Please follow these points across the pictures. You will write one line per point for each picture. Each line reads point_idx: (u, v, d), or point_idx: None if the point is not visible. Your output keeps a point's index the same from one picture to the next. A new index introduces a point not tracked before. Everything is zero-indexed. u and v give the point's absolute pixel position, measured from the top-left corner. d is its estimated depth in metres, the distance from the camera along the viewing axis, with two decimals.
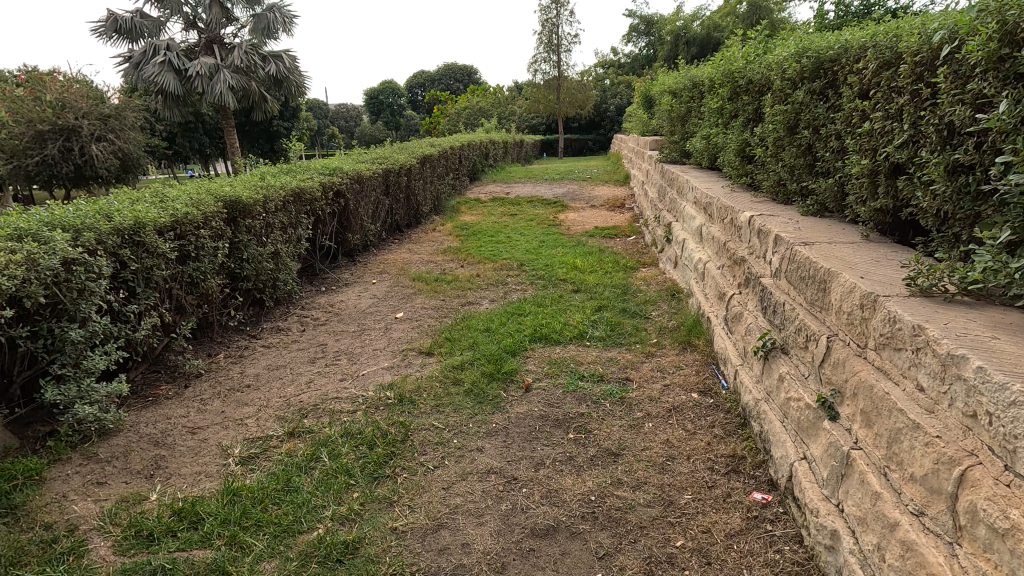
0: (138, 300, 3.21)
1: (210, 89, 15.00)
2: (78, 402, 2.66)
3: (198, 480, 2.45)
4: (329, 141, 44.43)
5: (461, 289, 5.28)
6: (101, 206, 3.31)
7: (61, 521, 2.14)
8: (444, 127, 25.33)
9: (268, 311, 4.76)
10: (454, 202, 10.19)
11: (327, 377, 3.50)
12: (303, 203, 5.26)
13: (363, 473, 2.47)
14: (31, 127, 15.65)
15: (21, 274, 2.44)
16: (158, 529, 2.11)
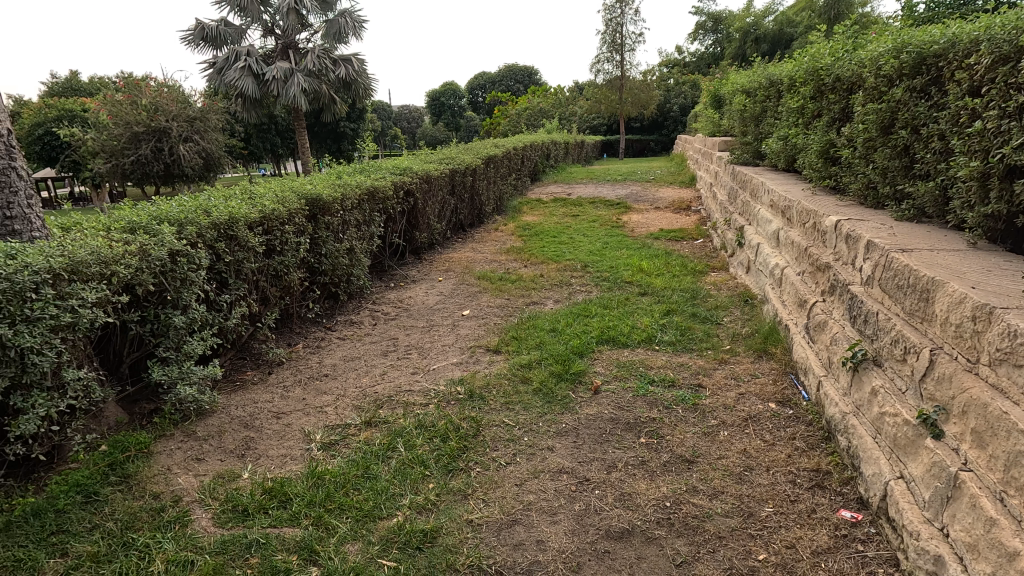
0: (231, 290, 3.43)
1: (285, 92, 15.79)
2: (179, 382, 2.87)
3: (285, 462, 2.59)
4: (392, 142, 45.78)
5: (526, 289, 5.30)
6: (200, 202, 3.56)
7: (166, 493, 2.32)
8: (504, 127, 25.56)
9: (341, 305, 4.96)
10: (516, 202, 10.26)
11: (400, 370, 3.61)
12: (376, 202, 5.46)
13: (438, 465, 2.54)
14: (128, 128, 17.06)
15: (136, 264, 2.67)
16: (251, 506, 2.24)
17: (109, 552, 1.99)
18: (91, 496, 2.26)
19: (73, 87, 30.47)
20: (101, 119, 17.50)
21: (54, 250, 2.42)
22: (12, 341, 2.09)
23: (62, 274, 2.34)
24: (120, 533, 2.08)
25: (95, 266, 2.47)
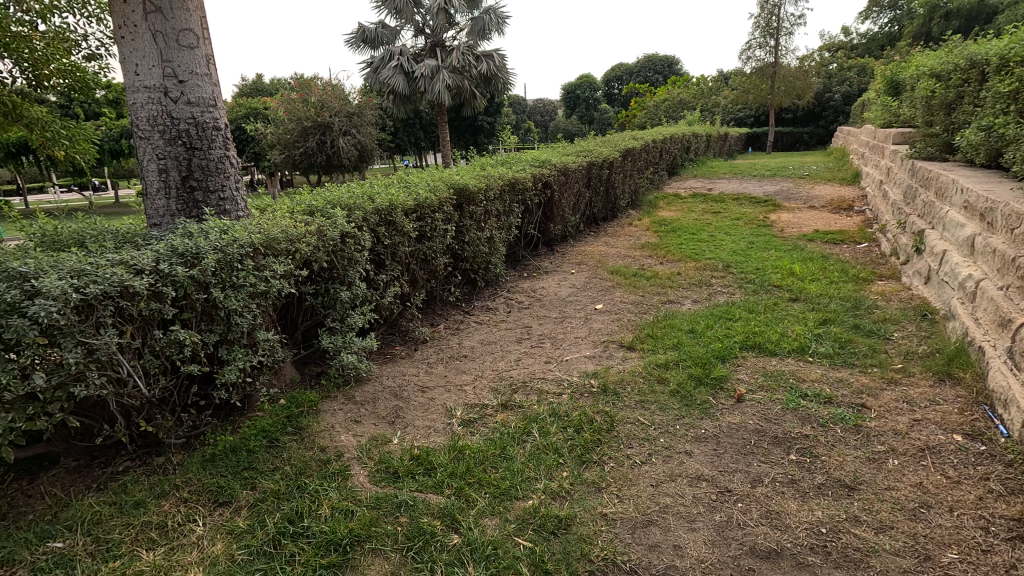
0: (387, 271, 3.73)
1: (431, 87, 16.78)
2: (343, 350, 3.20)
3: (429, 433, 2.78)
4: (526, 135, 46.71)
5: (662, 286, 5.13)
6: (365, 190, 3.93)
7: (331, 447, 2.60)
8: (641, 120, 24.86)
9: (479, 291, 5.19)
10: (652, 197, 9.95)
11: (534, 358, 3.69)
12: (516, 193, 5.61)
13: (572, 455, 2.56)
14: (300, 124, 19.33)
15: (315, 243, 3.00)
16: (401, 469, 2.43)
17: (288, 491, 2.29)
18: (273, 442, 2.61)
19: (258, 87, 35.21)
20: (279, 115, 20.00)
21: (254, 227, 2.81)
22: (223, 302, 2.47)
23: (260, 249, 2.71)
24: (295, 477, 2.38)
25: (284, 243, 2.82)
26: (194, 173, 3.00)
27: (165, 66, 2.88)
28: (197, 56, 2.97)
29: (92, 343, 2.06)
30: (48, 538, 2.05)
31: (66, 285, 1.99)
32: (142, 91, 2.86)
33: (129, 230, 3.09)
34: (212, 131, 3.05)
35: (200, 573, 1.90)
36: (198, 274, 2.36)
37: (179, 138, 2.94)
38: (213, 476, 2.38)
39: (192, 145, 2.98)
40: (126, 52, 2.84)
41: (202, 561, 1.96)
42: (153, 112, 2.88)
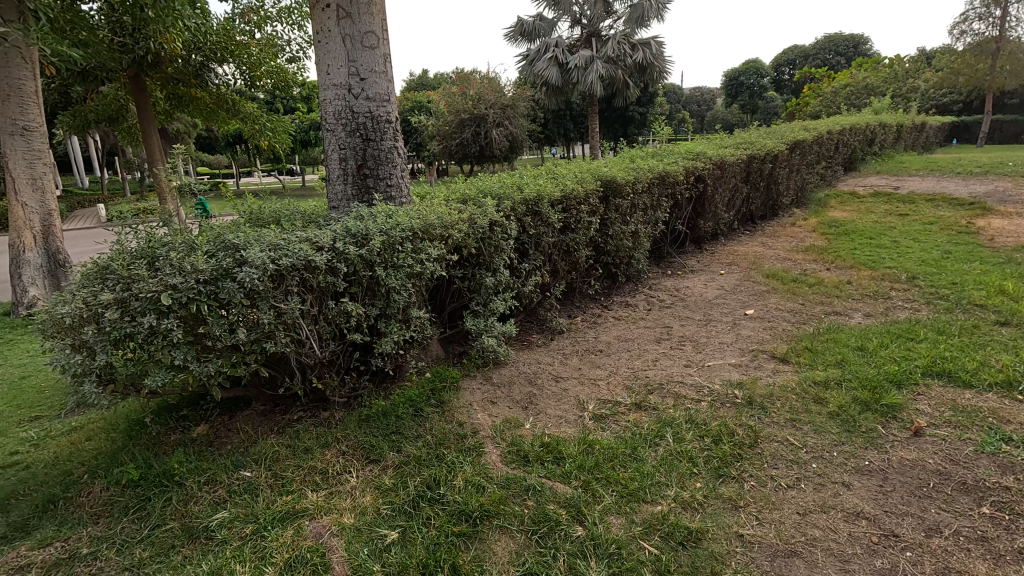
0: (530, 260, 3.82)
1: (584, 78, 16.65)
2: (483, 333, 3.35)
3: (561, 423, 2.81)
4: (679, 126, 44.52)
5: (827, 295, 4.59)
6: (515, 181, 4.06)
7: (468, 423, 2.75)
8: (814, 108, 22.31)
9: (619, 285, 5.10)
10: (822, 195, 8.92)
11: (673, 359, 3.54)
12: (666, 186, 5.41)
13: (707, 466, 2.42)
14: (458, 116, 20.49)
15: (466, 229, 3.16)
16: (531, 454, 2.50)
17: (428, 458, 2.48)
18: (418, 412, 2.84)
19: (423, 83, 38.00)
20: (440, 108, 21.40)
21: (414, 213, 3.05)
22: (384, 280, 2.72)
23: (418, 233, 2.93)
24: (434, 447, 2.56)
25: (439, 228, 3.02)
26: (368, 162, 3.33)
27: (351, 66, 3.22)
28: (377, 55, 3.28)
29: (281, 307, 2.40)
30: (240, 466, 2.46)
31: (265, 257, 2.34)
32: (332, 89, 3.25)
33: (314, 211, 3.54)
34: (385, 124, 3.36)
35: (352, 518, 2.15)
36: (365, 253, 2.63)
37: (358, 131, 3.28)
38: (367, 435, 2.66)
39: (368, 137, 3.31)
40: (321, 55, 3.23)
41: (354, 509, 2.20)
42: (339, 107, 3.26)
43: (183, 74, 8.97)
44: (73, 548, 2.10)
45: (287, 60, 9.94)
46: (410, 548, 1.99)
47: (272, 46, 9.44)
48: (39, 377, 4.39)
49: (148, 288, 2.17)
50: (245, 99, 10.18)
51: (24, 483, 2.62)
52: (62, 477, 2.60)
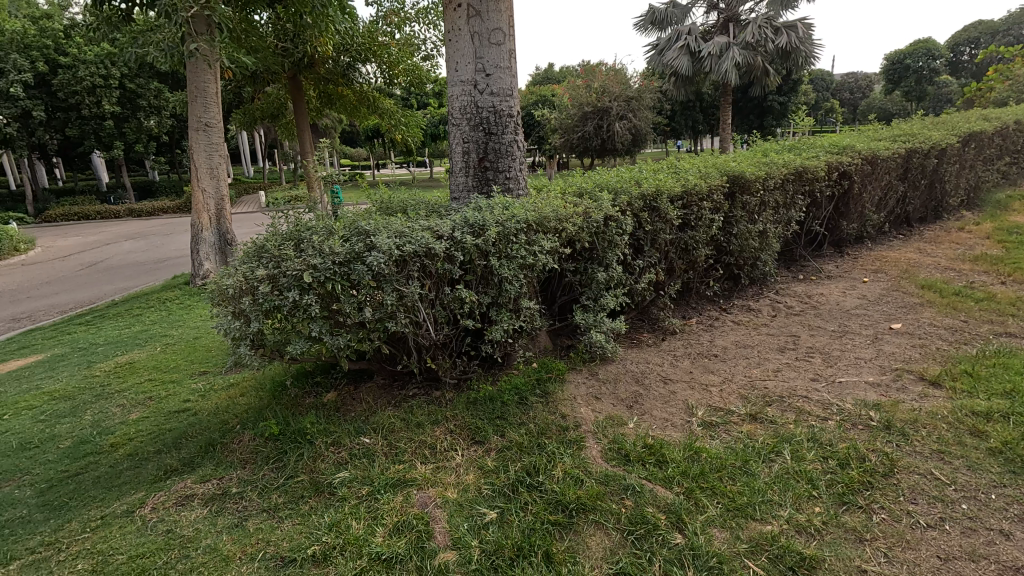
0: (644, 257, 3.72)
1: (717, 67, 15.66)
2: (592, 328, 3.32)
3: (666, 426, 2.72)
4: (825, 116, 40.39)
5: (999, 313, 3.94)
6: (633, 175, 3.97)
7: (570, 416, 2.76)
8: (1000, 94, 19.01)
9: (741, 288, 4.79)
10: (1002, 195, 7.63)
11: (797, 371, 3.26)
12: (803, 183, 4.97)
13: (829, 491, 2.21)
14: (581, 109, 20.39)
15: (580, 223, 3.16)
16: (633, 454, 2.45)
17: (529, 446, 2.53)
18: (523, 399, 2.90)
19: (548, 76, 38.27)
20: (564, 102, 21.44)
21: (529, 205, 3.10)
22: (497, 269, 2.81)
23: (533, 225, 2.98)
24: (536, 435, 2.61)
25: (553, 222, 3.04)
26: (489, 155, 3.45)
27: (478, 62, 3.35)
28: (502, 51, 3.37)
29: (402, 290, 2.58)
30: (361, 433, 2.70)
31: (392, 243, 2.53)
32: (459, 85, 3.40)
33: (437, 202, 3.75)
34: (507, 118, 3.45)
35: (455, 493, 2.27)
36: (481, 243, 2.74)
37: (481, 125, 3.41)
38: (473, 417, 2.78)
39: (490, 131, 3.42)
40: (451, 53, 3.40)
41: (457, 485, 2.32)
42: (465, 103, 3.40)
43: (333, 74, 9.89)
44: (226, 486, 2.46)
45: (422, 59, 10.55)
46: (506, 529, 2.06)
47: (409, 45, 10.07)
48: (208, 338, 5.14)
49: (293, 266, 2.45)
50: (384, 96, 10.98)
51: (193, 427, 3.10)
52: (220, 425, 3.05)
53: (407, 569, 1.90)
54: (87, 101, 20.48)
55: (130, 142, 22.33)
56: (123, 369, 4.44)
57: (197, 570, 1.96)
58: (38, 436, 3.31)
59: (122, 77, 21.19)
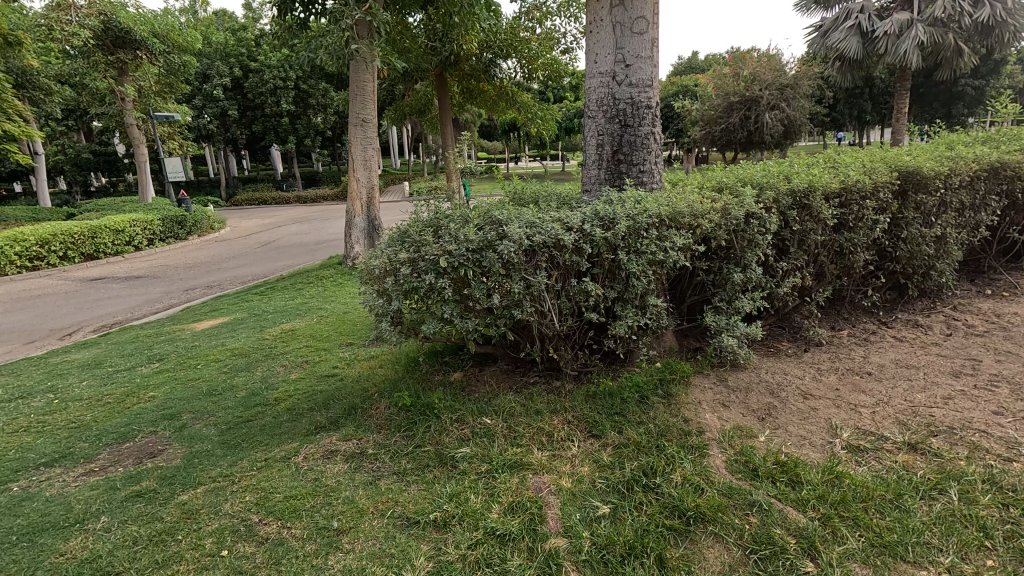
0: (789, 259, 3.40)
1: (894, 48, 13.49)
2: (724, 331, 3.10)
3: (804, 445, 2.48)
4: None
5: None
6: (783, 170, 3.65)
7: (694, 421, 2.64)
8: None
9: (907, 300, 4.21)
10: None
11: (975, 400, 2.79)
12: (998, 181, 4.23)
13: (1009, 544, 1.87)
14: (727, 99, 19.12)
15: (718, 220, 2.97)
16: (762, 469, 2.27)
17: (648, 446, 2.47)
18: (644, 398, 2.82)
19: (691, 65, 36.43)
20: (709, 92, 20.26)
21: (663, 200, 2.99)
22: (625, 264, 2.75)
23: (665, 221, 2.87)
24: (656, 436, 2.53)
25: (688, 217, 2.90)
26: (623, 148, 3.38)
27: (618, 53, 3.29)
28: (645, 40, 3.28)
29: (530, 280, 2.64)
30: (483, 413, 2.83)
31: (522, 233, 2.60)
32: (597, 77, 3.37)
33: (569, 194, 3.77)
34: (645, 109, 3.35)
35: (569, 483, 2.29)
36: (610, 237, 2.70)
37: (618, 117, 3.35)
38: (592, 410, 2.77)
39: (627, 123, 3.35)
40: (591, 44, 3.39)
41: (572, 475, 2.34)
42: (602, 94, 3.37)
43: (476, 70, 10.34)
44: (363, 447, 2.72)
45: (561, 52, 10.62)
46: (619, 526, 2.04)
47: (549, 39, 10.18)
48: (355, 313, 5.71)
49: (431, 251, 2.62)
50: (522, 90, 11.23)
51: (339, 391, 3.48)
52: (361, 391, 3.38)
53: (519, 548, 1.97)
54: (270, 101, 23.59)
55: (301, 137, 25.33)
56: (287, 334, 5.10)
57: (337, 516, 2.20)
58: (221, 385, 3.92)
59: (297, 79, 24.06)
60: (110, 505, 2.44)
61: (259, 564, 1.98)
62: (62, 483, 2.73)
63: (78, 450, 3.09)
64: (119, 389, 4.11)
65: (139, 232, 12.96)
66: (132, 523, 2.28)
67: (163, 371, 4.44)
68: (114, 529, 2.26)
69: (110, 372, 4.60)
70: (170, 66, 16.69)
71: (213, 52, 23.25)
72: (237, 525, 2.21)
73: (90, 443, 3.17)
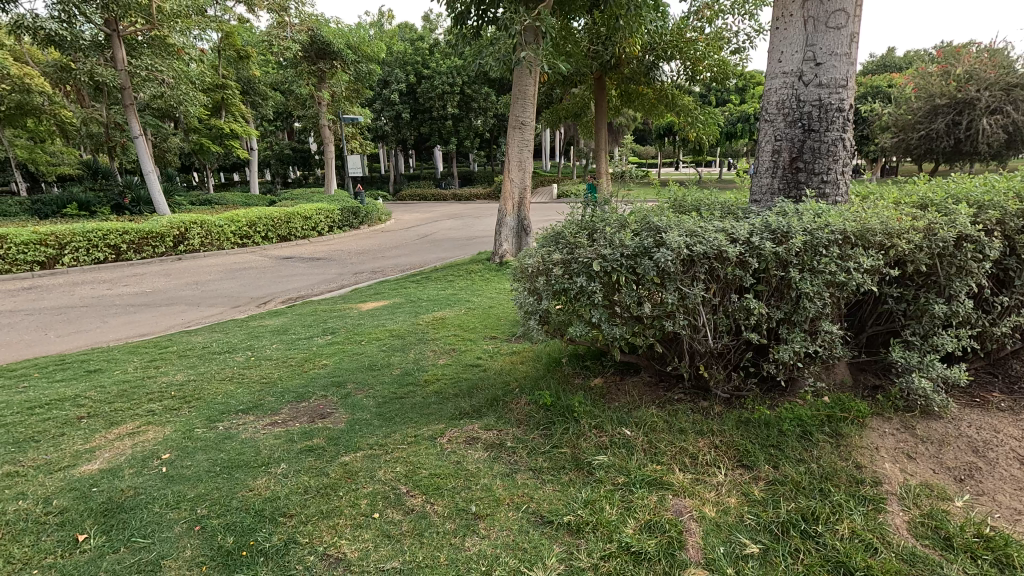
0: (1012, 293, 2.80)
1: None
2: (915, 371, 2.65)
3: (1019, 521, 2.03)
4: None
5: None
6: (1011, 187, 3.03)
7: (868, 469, 2.30)
8: None
9: None
10: None
11: None
12: None
13: None
14: (930, 102, 16.55)
15: (919, 241, 2.54)
16: (958, 540, 1.91)
17: (808, 488, 2.21)
18: (806, 434, 2.53)
19: (885, 64, 32.04)
20: (906, 93, 17.69)
21: (851, 215, 2.64)
22: (797, 284, 2.47)
23: (850, 238, 2.54)
24: (819, 479, 2.26)
25: (880, 235, 2.53)
26: (804, 155, 3.07)
27: (808, 50, 2.99)
28: (842, 36, 2.94)
29: (685, 291, 2.50)
30: (622, 423, 2.76)
31: (682, 242, 2.47)
32: (780, 77, 3.11)
33: (734, 203, 3.52)
34: (834, 112, 3.00)
35: (713, 512, 2.14)
36: (782, 251, 2.45)
37: (800, 121, 3.05)
38: (743, 438, 2.55)
39: (811, 127, 3.03)
40: (777, 42, 3.13)
41: (717, 504, 2.18)
42: (785, 96, 3.09)
43: (636, 73, 10.15)
44: (503, 438, 2.81)
45: (730, 52, 10.01)
46: (769, 571, 1.85)
47: (719, 39, 9.64)
48: (500, 308, 5.95)
49: (585, 254, 2.62)
50: (684, 93, 10.78)
51: (483, 381, 3.64)
52: (503, 384, 3.50)
53: (654, 570, 1.88)
54: (437, 105, 25.46)
55: (462, 138, 27.02)
56: (438, 322, 5.47)
57: (475, 501, 2.29)
58: (380, 361, 4.33)
59: (463, 84, 25.66)
60: (288, 454, 2.82)
61: (404, 532, 2.13)
62: (254, 429, 3.20)
63: (266, 402, 3.62)
64: (300, 355, 4.73)
65: (323, 219, 14.79)
66: (304, 473, 2.60)
67: (334, 343, 5.02)
68: (292, 475, 2.60)
69: (293, 339, 5.32)
70: (358, 74, 18.82)
71: (393, 61, 25.67)
72: (388, 491, 2.41)
73: (275, 398, 3.68)
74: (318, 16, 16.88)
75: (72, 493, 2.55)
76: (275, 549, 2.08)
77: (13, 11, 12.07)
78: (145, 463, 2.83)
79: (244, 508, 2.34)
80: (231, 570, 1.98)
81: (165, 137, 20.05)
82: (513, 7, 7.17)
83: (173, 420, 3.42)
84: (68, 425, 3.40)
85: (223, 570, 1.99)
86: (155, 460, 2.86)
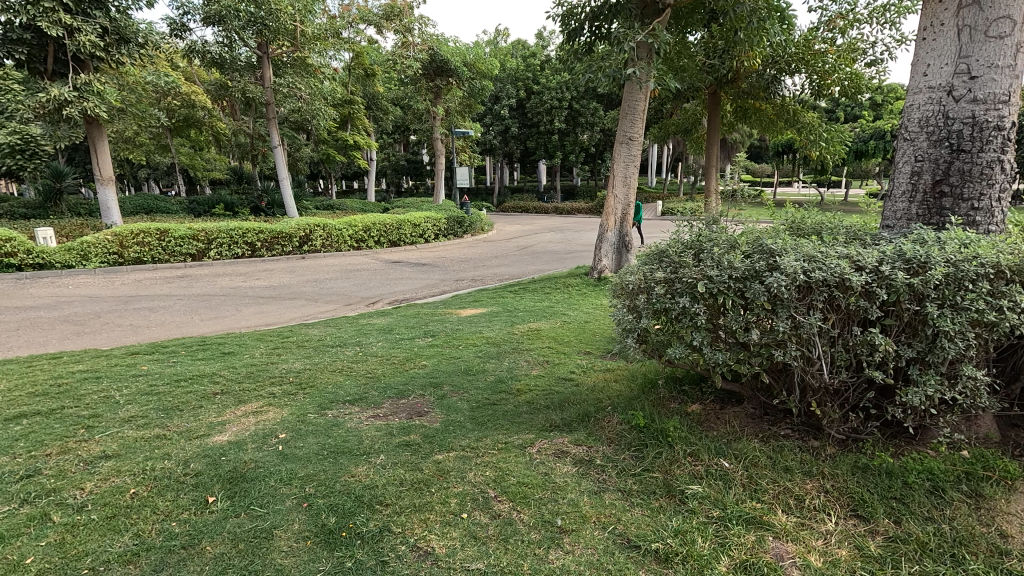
0: None
1: None
2: None
3: None
4: None
5: None
6: None
7: (1017, 539, 1.99)
8: None
9: None
10: None
11: None
12: None
13: None
14: None
15: None
16: None
17: (937, 551, 1.97)
18: (936, 490, 2.25)
19: None
20: None
21: (1007, 248, 2.32)
22: (934, 320, 2.19)
23: (1005, 273, 2.23)
24: (950, 542, 2.00)
25: None
26: (949, 178, 2.76)
27: (961, 62, 2.70)
28: (1005, 46, 2.62)
29: (799, 320, 2.33)
30: (720, 454, 2.62)
31: (798, 267, 2.32)
32: (924, 93, 2.85)
33: (862, 228, 3.23)
34: (991, 130, 2.66)
35: (819, 562, 1.96)
36: (917, 283, 2.20)
37: (947, 140, 2.75)
38: (860, 485, 2.32)
39: (960, 147, 2.71)
40: (923, 54, 2.87)
41: (824, 554, 2.01)
42: (930, 113, 2.81)
43: (755, 88, 9.68)
44: (592, 455, 2.79)
45: (864, 65, 9.25)
46: None
47: (852, 51, 8.95)
48: (596, 324, 5.88)
49: (689, 274, 2.54)
50: (807, 109, 10.10)
51: (574, 395, 3.62)
52: (597, 401, 3.46)
53: None
54: (545, 120, 25.83)
55: (567, 152, 27.18)
56: (533, 333, 5.51)
57: (561, 515, 2.29)
58: (476, 367, 4.46)
59: (572, 100, 25.82)
60: (388, 446, 2.99)
61: (489, 535, 2.18)
62: (357, 420, 3.43)
63: (369, 396, 3.86)
64: (402, 354, 5.01)
65: (430, 227, 15.53)
66: (400, 467, 2.74)
67: (434, 346, 5.24)
68: (388, 467, 2.75)
69: (397, 339, 5.64)
70: (472, 90, 19.62)
71: (506, 77, 26.50)
72: (477, 493, 2.48)
73: (378, 393, 3.92)
74: (438, 36, 17.86)
75: (206, 459, 2.90)
76: (370, 534, 2.22)
77: (187, 37, 14.07)
78: (265, 440, 3.13)
79: (346, 492, 2.52)
80: (333, 548, 2.14)
81: (299, 147, 22.16)
82: (628, 23, 7.12)
83: (290, 403, 3.76)
84: (205, 399, 3.86)
85: (327, 546, 2.15)
86: (273, 438, 3.15)
